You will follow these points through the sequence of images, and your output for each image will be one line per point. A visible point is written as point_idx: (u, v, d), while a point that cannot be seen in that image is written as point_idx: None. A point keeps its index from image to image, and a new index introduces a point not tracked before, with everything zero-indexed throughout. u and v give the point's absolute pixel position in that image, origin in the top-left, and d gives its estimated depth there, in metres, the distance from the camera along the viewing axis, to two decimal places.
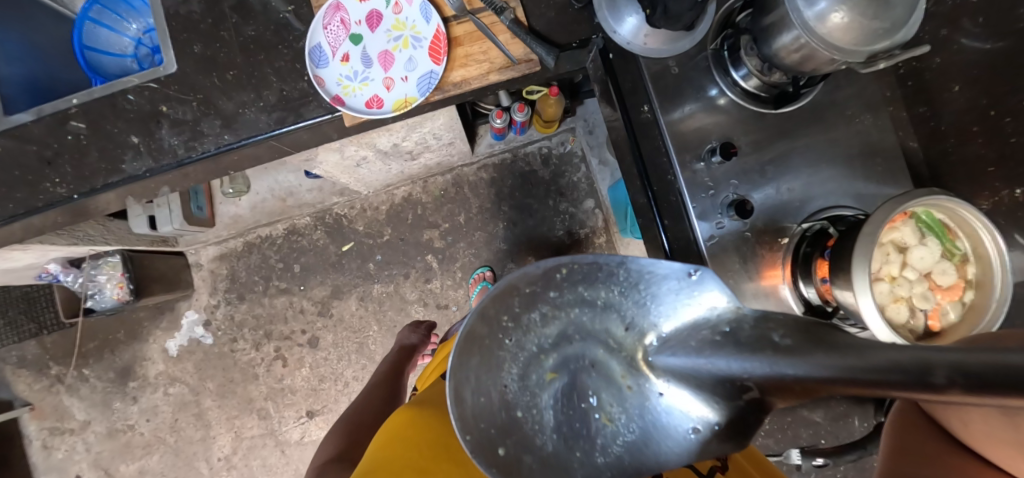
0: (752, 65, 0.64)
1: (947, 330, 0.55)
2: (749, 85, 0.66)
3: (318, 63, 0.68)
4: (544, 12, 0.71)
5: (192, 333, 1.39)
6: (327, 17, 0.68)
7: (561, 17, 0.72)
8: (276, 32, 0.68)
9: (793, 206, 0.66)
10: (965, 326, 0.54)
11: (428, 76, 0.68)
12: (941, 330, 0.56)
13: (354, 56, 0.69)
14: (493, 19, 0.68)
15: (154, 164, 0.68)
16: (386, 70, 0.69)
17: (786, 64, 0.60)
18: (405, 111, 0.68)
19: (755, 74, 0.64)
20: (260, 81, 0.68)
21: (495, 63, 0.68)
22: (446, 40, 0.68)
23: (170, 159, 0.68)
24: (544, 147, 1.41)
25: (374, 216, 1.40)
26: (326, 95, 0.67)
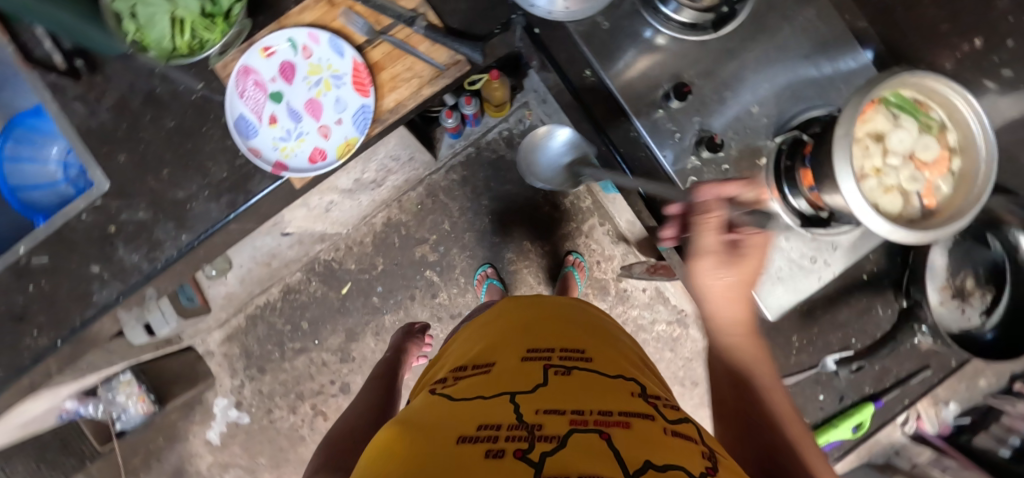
0: None
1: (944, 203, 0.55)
2: (683, 16, 0.63)
3: (247, 135, 0.63)
4: None
5: (228, 417, 1.40)
6: (238, 84, 0.62)
7: None
8: (196, 114, 0.65)
9: (752, 124, 0.66)
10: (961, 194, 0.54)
11: (361, 111, 0.63)
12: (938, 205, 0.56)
13: (280, 114, 0.64)
14: (407, 31, 0.63)
15: (124, 285, 0.67)
16: (316, 118, 0.64)
17: None
18: (350, 155, 0.63)
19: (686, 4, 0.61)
20: (197, 168, 0.65)
21: (425, 76, 0.64)
22: (365, 69, 0.63)
23: (138, 276, 0.66)
24: (504, 130, 1.38)
25: (361, 250, 1.38)
26: (266, 165, 0.62)
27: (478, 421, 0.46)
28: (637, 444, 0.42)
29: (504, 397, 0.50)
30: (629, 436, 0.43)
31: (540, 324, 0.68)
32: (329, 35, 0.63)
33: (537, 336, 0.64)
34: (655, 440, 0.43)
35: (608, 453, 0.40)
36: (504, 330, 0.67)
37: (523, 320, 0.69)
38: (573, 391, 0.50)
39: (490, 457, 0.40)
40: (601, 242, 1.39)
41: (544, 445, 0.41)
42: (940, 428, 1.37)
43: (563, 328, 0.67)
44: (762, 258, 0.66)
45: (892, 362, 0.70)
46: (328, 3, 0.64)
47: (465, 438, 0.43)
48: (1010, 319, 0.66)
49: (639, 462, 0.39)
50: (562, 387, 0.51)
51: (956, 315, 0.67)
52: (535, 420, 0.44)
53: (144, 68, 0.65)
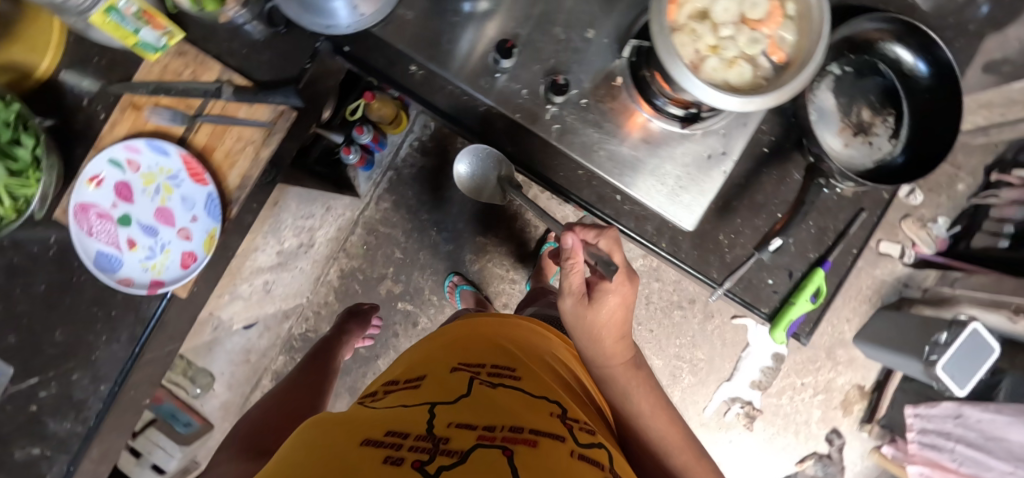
0: None
1: (793, 50, 0.53)
2: None
3: (111, 268, 0.61)
4: None
5: None
6: (80, 224, 0.59)
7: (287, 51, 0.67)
8: (61, 268, 0.63)
9: (593, 49, 0.63)
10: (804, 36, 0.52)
11: (210, 200, 0.62)
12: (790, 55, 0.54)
13: (137, 235, 0.62)
14: (220, 104, 0.61)
15: (70, 455, 0.65)
16: (172, 224, 0.62)
17: None
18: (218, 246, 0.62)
19: None
20: (88, 317, 0.64)
21: (258, 139, 0.62)
22: (196, 161, 0.61)
23: (77, 441, 0.65)
24: (413, 142, 1.35)
25: (330, 310, 1.36)
26: (143, 289, 0.61)
27: (392, 427, 0.47)
28: (540, 464, 0.42)
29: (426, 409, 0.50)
30: (529, 455, 0.43)
31: (476, 342, 0.67)
32: (146, 140, 0.60)
33: (472, 351, 0.65)
34: (557, 462, 0.44)
35: (505, 469, 0.41)
36: (444, 343, 0.68)
37: (458, 338, 0.69)
38: (497, 408, 0.51)
39: (388, 462, 0.41)
40: (549, 208, 1.37)
41: (443, 458, 0.42)
42: (937, 245, 1.45)
43: (497, 347, 0.66)
44: (651, 178, 0.65)
45: (820, 220, 0.69)
46: (134, 107, 0.61)
47: (372, 440, 0.45)
48: (916, 134, 0.65)
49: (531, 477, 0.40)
50: (488, 405, 0.52)
51: (865, 150, 0.65)
52: (445, 434, 0.46)
53: None
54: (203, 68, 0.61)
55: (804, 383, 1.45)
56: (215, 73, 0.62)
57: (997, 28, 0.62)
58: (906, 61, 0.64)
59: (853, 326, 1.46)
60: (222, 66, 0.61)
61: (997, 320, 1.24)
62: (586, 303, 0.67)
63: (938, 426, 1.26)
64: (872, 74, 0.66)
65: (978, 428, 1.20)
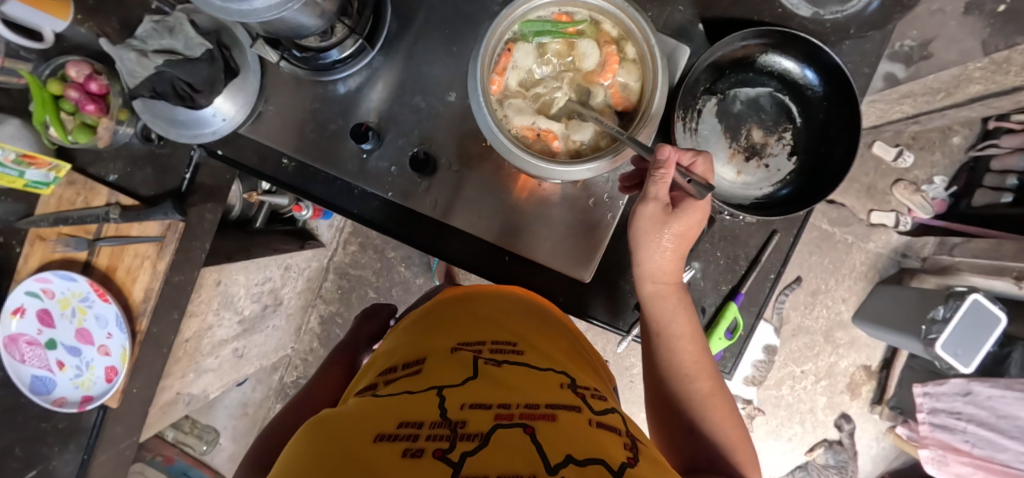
0: (334, 38, 0.59)
1: (638, 96, 0.52)
2: (348, 49, 0.61)
3: (45, 390, 0.66)
4: None
5: None
6: (10, 355, 0.64)
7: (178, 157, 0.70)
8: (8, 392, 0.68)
9: (457, 114, 0.64)
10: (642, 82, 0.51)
11: (115, 317, 0.65)
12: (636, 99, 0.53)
13: (64, 356, 0.67)
14: (113, 225, 0.65)
15: None
16: (92, 343, 0.67)
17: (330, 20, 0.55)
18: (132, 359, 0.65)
19: (343, 39, 0.60)
20: (36, 433, 0.69)
21: (152, 255, 0.65)
22: (100, 290, 0.64)
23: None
24: None
25: (316, 356, 1.41)
26: (75, 407, 0.66)
27: (400, 415, 0.38)
28: (566, 438, 0.36)
29: (431, 394, 0.41)
30: (554, 431, 0.37)
31: (471, 315, 0.57)
32: (54, 270, 0.64)
33: (465, 326, 0.55)
34: (579, 434, 0.37)
35: (533, 454, 0.34)
36: (431, 323, 0.57)
37: (456, 313, 0.58)
38: (508, 383, 0.43)
39: (408, 457, 0.33)
40: None
41: (465, 444, 0.35)
42: (936, 207, 1.31)
43: (496, 317, 0.56)
44: (530, 237, 0.64)
45: (730, 249, 0.65)
46: (40, 238, 0.65)
47: (384, 435, 0.36)
48: (809, 157, 0.60)
49: (562, 455, 0.34)
50: (498, 378, 0.44)
51: (755, 176, 0.61)
52: (460, 418, 0.38)
53: None
54: (92, 192, 0.65)
55: (803, 371, 1.39)
56: (105, 195, 0.65)
57: (879, 25, 0.57)
58: (793, 71, 0.59)
59: (851, 306, 1.38)
60: (109, 189, 0.65)
61: (1003, 287, 1.14)
62: (667, 214, 0.52)
63: (949, 405, 1.19)
64: (761, 87, 0.61)
65: (989, 406, 1.13)
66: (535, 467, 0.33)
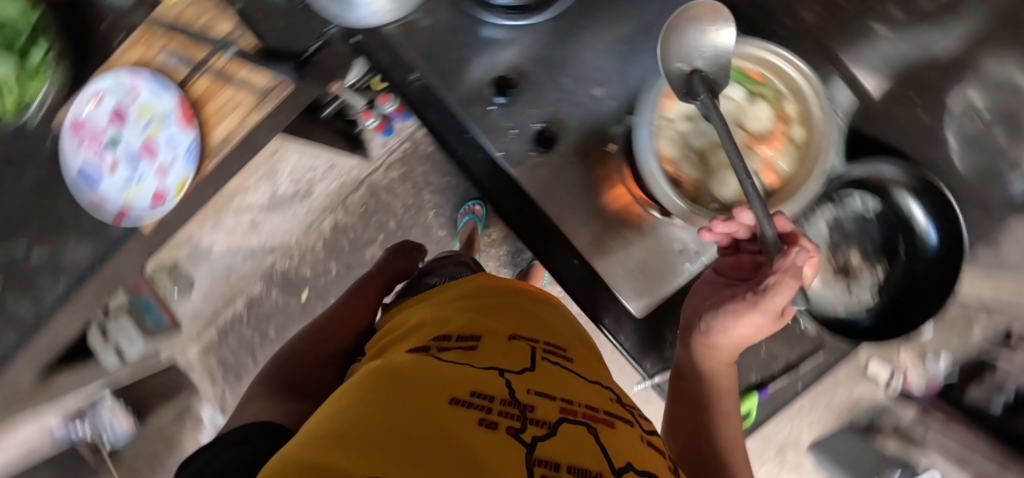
0: None
1: (787, 179, 0.51)
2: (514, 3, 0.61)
3: (91, 183, 0.64)
4: None
5: (215, 424, 1.47)
6: (71, 139, 0.63)
7: None
8: (50, 168, 0.67)
9: (595, 105, 0.63)
10: (799, 168, 0.50)
11: (189, 148, 0.63)
12: (782, 181, 0.52)
13: (121, 160, 0.65)
14: (223, 60, 0.63)
15: (20, 333, 0.70)
16: (153, 160, 0.64)
17: None
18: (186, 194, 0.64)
19: None
20: (60, 219, 0.68)
21: (248, 104, 0.63)
22: (185, 108, 0.62)
23: (28, 325, 0.70)
24: None
25: (314, 257, 1.40)
26: (111, 214, 0.65)
27: (467, 384, 0.34)
28: (626, 446, 0.33)
29: (492, 373, 0.37)
30: (615, 434, 0.34)
31: (512, 308, 0.53)
32: (149, 75, 0.63)
33: (518, 318, 0.51)
34: (636, 447, 0.34)
35: (598, 451, 0.31)
36: (475, 304, 0.53)
37: (495, 298, 0.54)
38: (565, 379, 0.40)
39: (479, 428, 0.30)
40: None
41: (535, 427, 0.31)
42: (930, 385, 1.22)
43: (542, 319, 0.53)
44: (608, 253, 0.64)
45: (778, 346, 0.66)
46: (145, 41, 0.63)
47: (457, 399, 0.32)
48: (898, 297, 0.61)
49: (624, 460, 0.31)
50: (554, 372, 0.41)
51: (841, 295, 0.63)
52: (528, 401, 0.34)
53: None
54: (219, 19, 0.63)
55: None
56: (228, 27, 0.63)
57: None
58: (917, 222, 0.60)
59: (815, 434, 1.41)
60: (236, 23, 0.63)
61: None
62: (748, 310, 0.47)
63: None
64: (871, 214, 0.63)
65: None
66: (601, 464, 0.30)
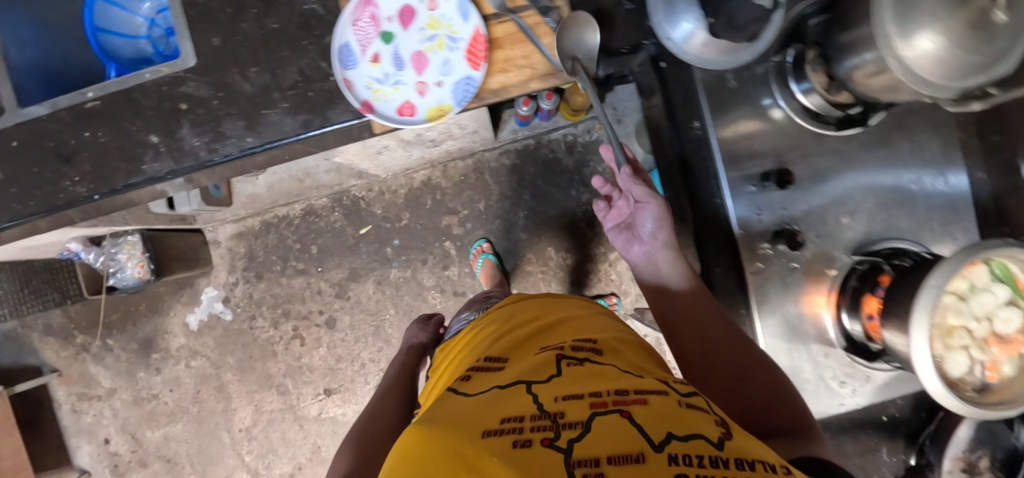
0: (817, 81, 0.61)
1: (1005, 383, 0.56)
2: (810, 101, 0.62)
3: (346, 63, 0.59)
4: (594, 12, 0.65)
5: (211, 309, 1.41)
6: (355, 12, 0.59)
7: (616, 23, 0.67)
8: (301, 25, 0.62)
9: (843, 231, 0.64)
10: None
11: (464, 82, 0.59)
12: (999, 382, 0.56)
13: (385, 56, 0.60)
14: (537, 19, 0.59)
15: (175, 165, 0.64)
16: (419, 73, 0.60)
17: (863, 90, 0.56)
18: (439, 122, 0.59)
19: (818, 91, 0.61)
20: (283, 78, 0.62)
21: (540, 72, 0.60)
22: (485, 41, 0.59)
23: (192, 161, 0.63)
24: (568, 136, 1.35)
25: (392, 200, 1.37)
26: (354, 101, 0.58)
27: (500, 413, 0.43)
28: (662, 418, 0.41)
29: (523, 392, 0.47)
30: (645, 413, 0.41)
31: (543, 329, 0.63)
32: None
33: (545, 338, 0.60)
34: (669, 412, 0.42)
35: (635, 435, 0.39)
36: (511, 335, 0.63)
37: (516, 330, 0.64)
38: (590, 376, 0.48)
39: (517, 449, 0.38)
40: (621, 276, 1.37)
41: (569, 432, 0.40)
42: None
43: (568, 329, 0.62)
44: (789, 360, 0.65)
45: None
46: None
47: (490, 431, 0.41)
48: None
49: (663, 433, 0.39)
50: (578, 374, 0.49)
51: None
52: (557, 408, 0.43)
53: None
54: None
55: None
56: None
57: None
58: None
59: None
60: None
61: None
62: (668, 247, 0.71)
63: None
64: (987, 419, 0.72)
65: None
66: (641, 445, 0.37)
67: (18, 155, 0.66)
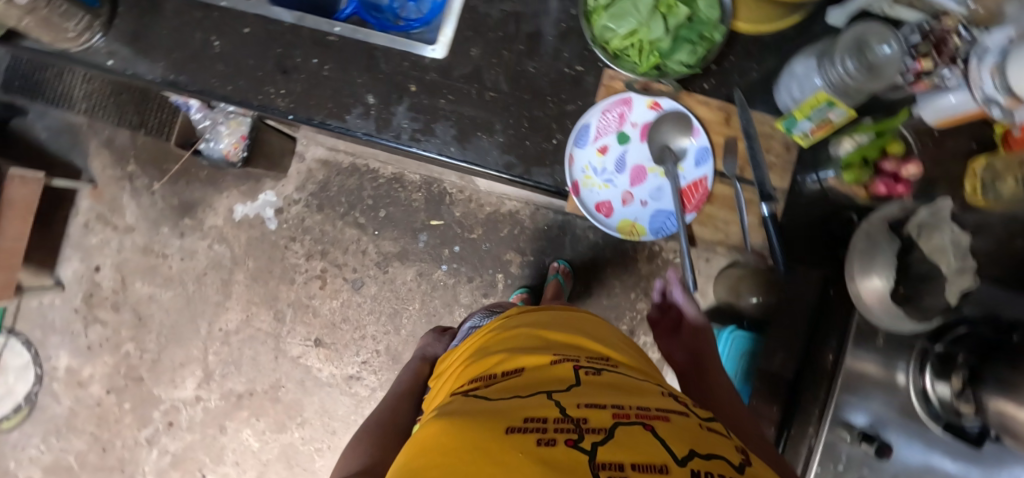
0: (959, 381, 0.54)
1: None
2: (937, 391, 0.56)
3: (579, 142, 0.62)
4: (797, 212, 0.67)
5: (262, 210, 1.41)
6: (610, 105, 0.62)
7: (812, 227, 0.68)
8: (553, 82, 0.64)
9: None
10: None
11: (665, 214, 0.63)
12: None
13: (612, 153, 0.63)
14: (754, 199, 0.63)
15: (375, 131, 0.64)
16: (631, 184, 0.64)
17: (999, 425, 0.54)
18: (626, 235, 0.63)
19: (955, 391, 0.54)
20: (512, 117, 0.63)
21: (729, 242, 0.65)
22: (704, 193, 0.63)
23: (392, 137, 0.64)
24: (656, 245, 1.36)
25: (474, 210, 1.38)
26: (569, 177, 0.62)
27: (519, 414, 0.36)
28: (690, 435, 0.33)
29: (540, 396, 0.39)
30: (672, 427, 0.34)
31: (557, 329, 0.55)
32: (705, 142, 0.62)
33: (556, 339, 0.52)
34: (699, 430, 0.34)
35: (657, 442, 0.31)
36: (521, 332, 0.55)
37: (528, 328, 0.56)
38: (614, 387, 0.41)
39: (543, 448, 0.31)
40: None
41: (593, 436, 0.32)
42: None
43: (586, 333, 0.54)
44: None
45: None
46: (725, 117, 0.63)
47: (513, 428, 0.34)
48: None
49: (686, 448, 0.31)
50: (599, 381, 0.42)
51: None
52: (579, 413, 0.35)
53: (556, 13, 0.64)
54: (781, 171, 0.66)
55: None
56: (782, 185, 0.65)
57: None
58: None
59: None
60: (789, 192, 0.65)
61: None
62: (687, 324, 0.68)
63: None
64: None
65: None
66: (666, 457, 0.30)
67: (241, 40, 0.66)
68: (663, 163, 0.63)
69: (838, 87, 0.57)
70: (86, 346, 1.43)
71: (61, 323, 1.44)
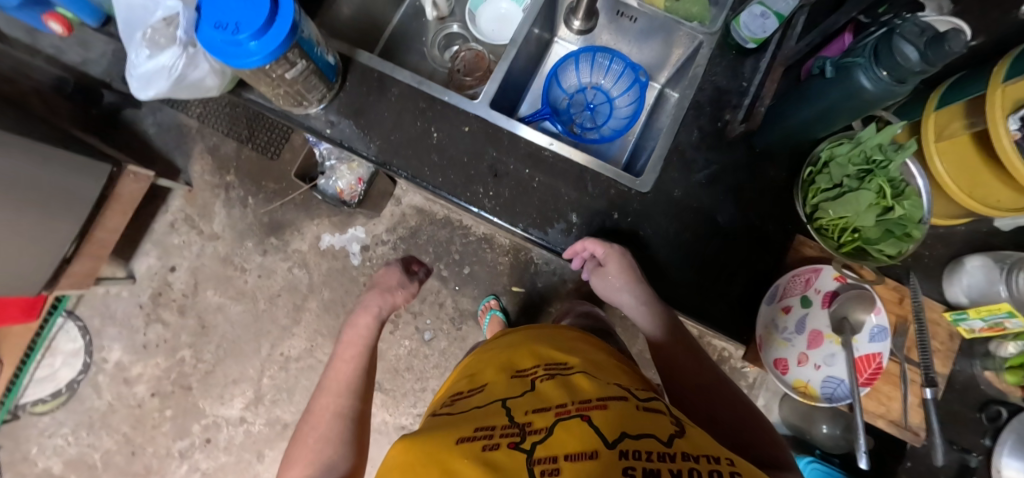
0: None
1: None
2: None
3: (767, 301, 0.66)
4: (950, 396, 0.70)
5: (348, 244, 1.43)
6: (801, 270, 0.66)
7: (962, 412, 0.70)
8: (747, 234, 0.68)
9: None
10: None
11: (839, 383, 0.66)
12: None
13: (796, 315, 0.67)
14: (918, 378, 0.67)
15: (574, 248, 0.68)
16: (808, 347, 0.67)
17: None
18: (800, 396, 0.66)
19: None
20: (705, 260, 0.67)
21: (890, 417, 0.67)
22: (876, 368, 0.66)
23: (587, 257, 0.68)
24: (726, 352, 1.38)
25: (556, 285, 1.40)
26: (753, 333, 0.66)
27: (476, 424, 0.45)
28: (622, 420, 0.40)
29: (497, 404, 0.48)
30: (603, 415, 0.41)
31: (539, 344, 0.60)
32: (883, 321, 0.66)
33: (536, 355, 0.58)
34: (632, 415, 0.41)
35: (589, 436, 0.38)
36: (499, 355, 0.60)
37: (516, 348, 0.61)
38: (565, 388, 0.47)
39: (488, 451, 0.40)
40: None
41: (534, 436, 0.40)
42: None
43: (559, 347, 0.59)
44: None
45: None
46: (899, 299, 0.68)
47: (465, 438, 0.43)
48: None
49: (618, 432, 0.39)
50: (551, 386, 0.48)
51: None
52: (525, 418, 0.43)
53: (757, 172, 0.69)
54: (943, 358, 0.69)
55: None
56: (943, 369, 0.69)
57: None
58: None
59: None
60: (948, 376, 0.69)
61: None
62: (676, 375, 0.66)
63: None
64: None
65: None
66: (595, 443, 0.37)
67: (459, 137, 0.70)
68: (842, 333, 0.66)
69: (1019, 299, 0.63)
70: (142, 344, 1.41)
71: (123, 315, 1.42)
